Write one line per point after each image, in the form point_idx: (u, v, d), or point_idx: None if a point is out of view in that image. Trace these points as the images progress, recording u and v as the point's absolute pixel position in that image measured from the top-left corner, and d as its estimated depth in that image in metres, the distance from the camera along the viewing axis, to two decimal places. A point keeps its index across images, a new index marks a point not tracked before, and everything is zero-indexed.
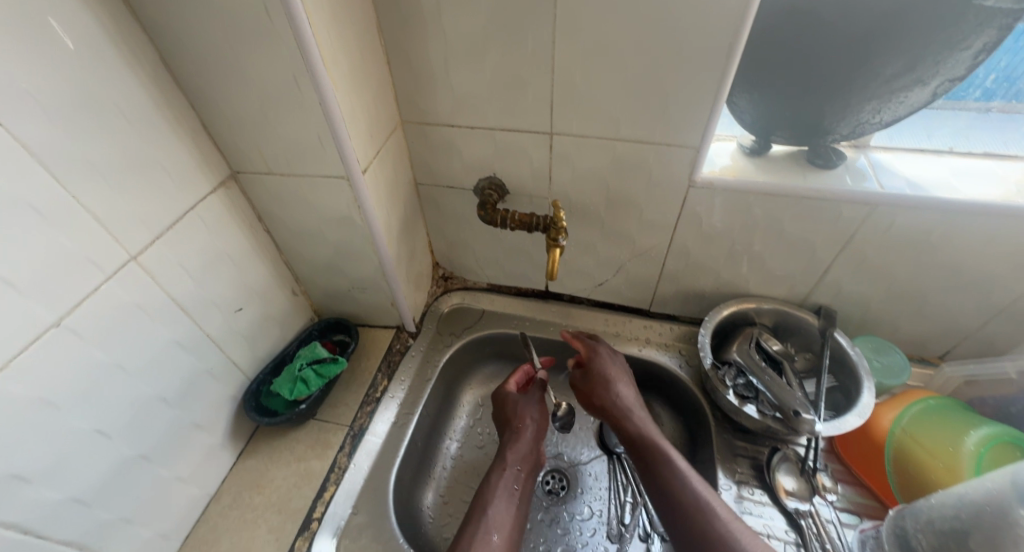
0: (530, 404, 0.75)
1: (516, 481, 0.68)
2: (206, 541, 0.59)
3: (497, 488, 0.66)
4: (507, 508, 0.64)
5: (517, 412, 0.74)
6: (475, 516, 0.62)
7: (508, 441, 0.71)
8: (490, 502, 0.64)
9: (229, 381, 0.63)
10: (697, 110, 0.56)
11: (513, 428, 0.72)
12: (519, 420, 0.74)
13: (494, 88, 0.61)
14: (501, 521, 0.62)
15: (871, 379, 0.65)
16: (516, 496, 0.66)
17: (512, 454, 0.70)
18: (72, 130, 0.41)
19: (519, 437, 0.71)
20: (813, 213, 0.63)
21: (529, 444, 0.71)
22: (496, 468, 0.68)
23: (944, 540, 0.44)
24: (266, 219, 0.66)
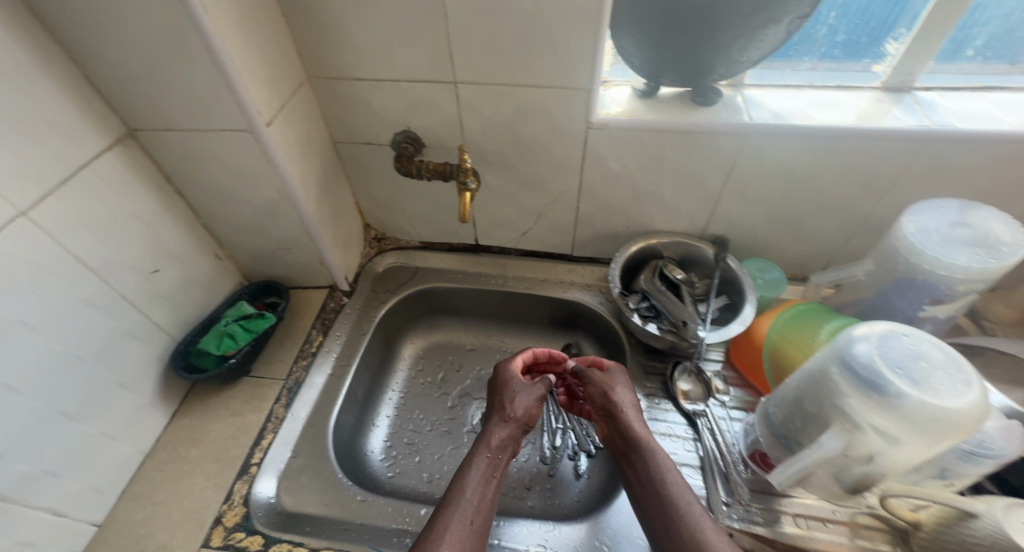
0: (526, 392, 0.67)
1: (496, 469, 0.59)
2: (143, 493, 0.61)
3: (476, 471, 0.58)
4: (485, 495, 0.56)
5: (511, 398, 0.66)
6: (450, 497, 0.55)
7: (496, 427, 0.63)
8: (466, 485, 0.56)
9: (152, 342, 0.64)
10: (582, 52, 0.60)
11: (504, 417, 0.64)
12: (512, 407, 0.65)
13: (393, 38, 0.63)
14: (477, 506, 0.54)
15: (753, 294, 0.74)
16: (494, 483, 0.58)
17: (496, 440, 0.61)
18: None
19: (508, 426, 0.63)
20: (697, 147, 0.69)
21: (516, 434, 0.63)
22: (477, 452, 0.60)
23: (790, 408, 0.54)
24: (173, 179, 0.65)
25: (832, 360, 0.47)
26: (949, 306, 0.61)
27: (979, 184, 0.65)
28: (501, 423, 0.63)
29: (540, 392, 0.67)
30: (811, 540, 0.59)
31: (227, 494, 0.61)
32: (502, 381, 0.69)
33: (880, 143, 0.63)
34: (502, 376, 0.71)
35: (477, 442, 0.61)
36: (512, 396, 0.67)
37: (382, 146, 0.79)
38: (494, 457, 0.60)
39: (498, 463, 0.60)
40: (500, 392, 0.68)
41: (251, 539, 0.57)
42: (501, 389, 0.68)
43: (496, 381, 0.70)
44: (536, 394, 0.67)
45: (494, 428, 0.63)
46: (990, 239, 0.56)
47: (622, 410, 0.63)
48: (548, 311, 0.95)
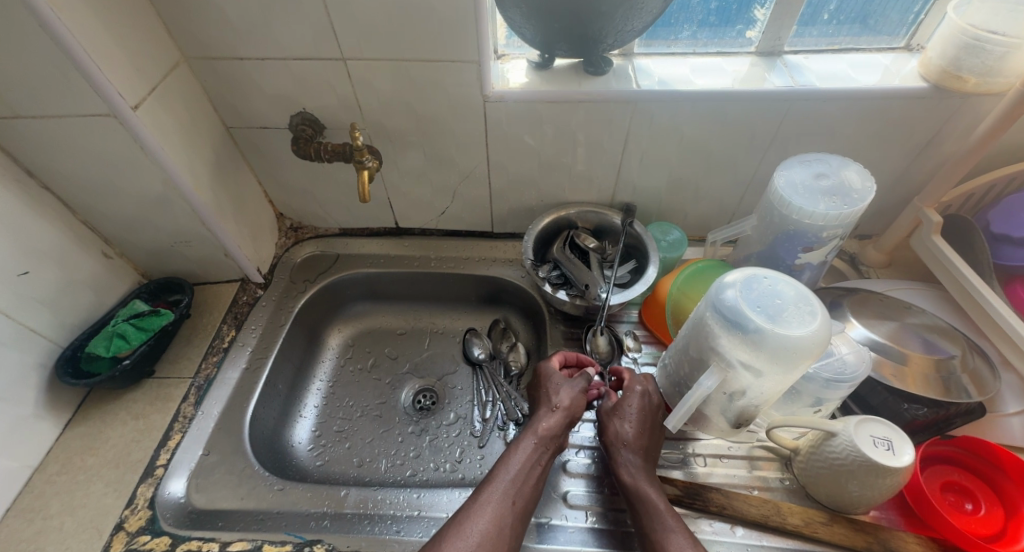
0: (569, 383, 0.64)
1: (544, 457, 0.57)
2: (33, 508, 0.57)
3: (523, 455, 0.56)
4: (529, 480, 0.55)
5: (556, 388, 0.63)
6: (492, 475, 0.54)
7: (544, 417, 0.60)
8: (511, 464, 0.55)
9: (29, 350, 0.60)
10: (464, 24, 0.61)
11: (551, 406, 0.61)
12: (558, 396, 0.62)
13: (268, 12, 0.60)
14: (519, 487, 0.53)
15: (656, 254, 0.77)
16: (539, 469, 0.56)
17: (545, 429, 0.59)
18: None
19: (557, 416, 0.60)
20: (592, 116, 0.72)
21: (565, 425, 0.60)
22: (526, 435, 0.59)
23: (681, 356, 0.57)
24: (37, 172, 0.60)
25: (707, 307, 0.50)
26: (819, 252, 0.67)
27: (844, 138, 0.71)
28: (547, 412, 0.61)
29: (584, 384, 0.64)
30: (712, 476, 0.63)
31: (129, 499, 0.58)
32: (541, 372, 0.66)
33: (755, 105, 0.68)
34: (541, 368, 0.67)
35: (527, 427, 0.60)
36: (556, 383, 0.64)
37: (279, 129, 0.76)
38: (541, 445, 0.58)
39: (545, 452, 0.58)
40: (540, 386, 0.65)
41: (157, 541, 0.55)
42: (543, 379, 0.65)
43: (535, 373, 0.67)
44: (581, 389, 0.63)
45: (541, 416, 0.61)
46: (845, 188, 0.61)
47: (619, 445, 0.58)
48: (474, 288, 0.96)
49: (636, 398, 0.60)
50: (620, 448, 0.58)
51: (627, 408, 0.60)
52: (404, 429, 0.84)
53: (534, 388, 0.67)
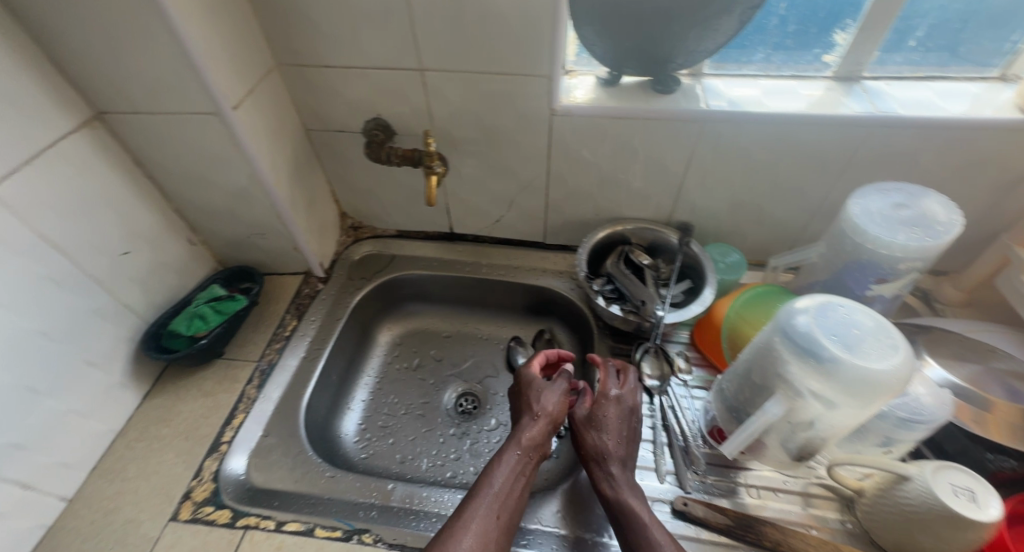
0: (552, 390, 0.67)
1: (525, 467, 0.58)
2: (113, 470, 0.62)
3: (506, 467, 0.57)
4: (512, 492, 0.55)
5: (539, 397, 0.66)
6: (477, 489, 0.54)
7: (527, 426, 0.62)
8: (495, 478, 0.56)
9: (122, 323, 0.65)
10: (541, 40, 0.63)
11: (533, 415, 0.64)
12: (540, 404, 0.65)
13: (359, 24, 0.64)
14: (503, 500, 0.54)
15: (713, 276, 0.76)
16: (523, 480, 0.57)
17: (528, 439, 0.60)
18: None
19: (539, 424, 0.62)
20: (658, 133, 0.72)
21: (546, 433, 0.62)
22: (509, 445, 0.60)
23: (740, 381, 0.55)
24: (144, 162, 0.66)
25: (775, 331, 0.49)
26: (893, 285, 0.64)
27: (925, 169, 0.68)
28: (530, 422, 0.62)
29: (563, 387, 0.67)
30: (765, 509, 0.61)
31: (197, 470, 0.62)
32: (526, 382, 0.69)
33: (830, 130, 0.66)
34: (523, 378, 0.70)
35: (510, 438, 0.61)
36: (539, 392, 0.67)
37: (353, 133, 0.80)
38: (525, 455, 0.59)
39: (528, 462, 0.59)
40: (523, 393, 0.68)
41: (219, 513, 0.59)
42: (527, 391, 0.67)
43: (519, 382, 0.70)
44: (559, 399, 0.66)
45: (525, 426, 0.62)
46: (927, 220, 0.59)
47: (604, 457, 0.59)
48: (521, 297, 0.97)
49: (609, 407, 0.64)
50: (605, 460, 0.59)
51: (603, 417, 0.63)
52: (446, 431, 0.85)
53: (517, 398, 0.69)
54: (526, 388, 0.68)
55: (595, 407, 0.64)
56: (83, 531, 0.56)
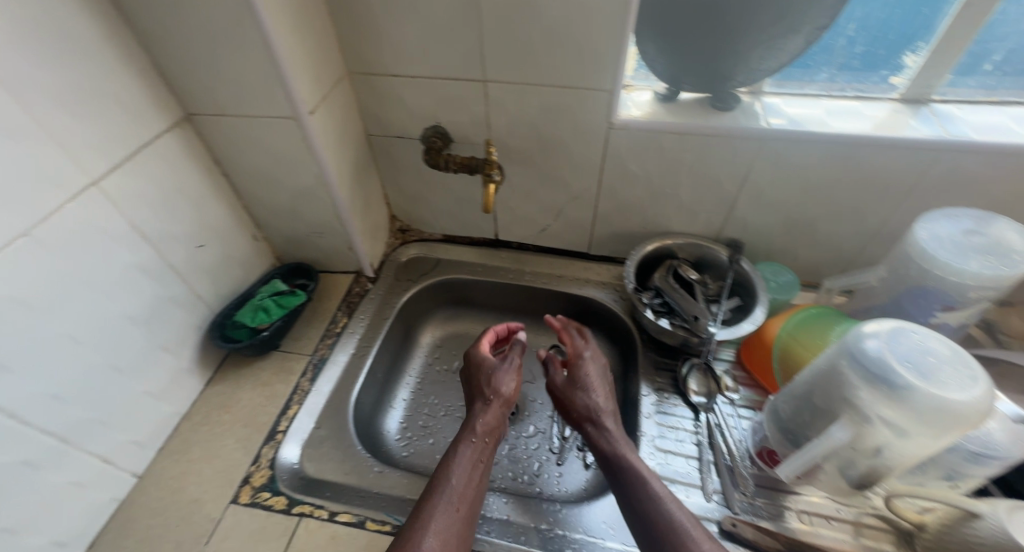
0: (504, 371, 0.72)
1: (481, 452, 0.62)
2: (179, 450, 0.65)
3: (463, 459, 0.61)
4: (472, 479, 0.59)
5: (491, 381, 0.71)
6: (439, 480, 0.58)
7: (480, 413, 0.67)
8: (454, 469, 0.59)
9: (194, 312, 0.69)
10: (607, 56, 0.64)
11: (486, 400, 0.68)
12: (492, 388, 0.70)
13: (430, 37, 0.67)
14: (462, 491, 0.57)
15: (765, 295, 0.75)
16: (481, 467, 0.61)
17: (481, 426, 0.65)
18: (43, 56, 0.45)
19: (492, 408, 0.68)
20: (715, 150, 0.72)
21: (499, 417, 0.67)
22: (464, 437, 0.63)
23: (799, 403, 0.54)
24: (222, 162, 0.70)
25: (841, 355, 0.48)
26: (960, 313, 0.62)
27: (997, 196, 0.66)
28: (482, 409, 0.67)
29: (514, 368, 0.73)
30: (816, 536, 0.59)
31: (255, 456, 0.65)
32: (477, 366, 0.75)
33: (896, 153, 0.65)
34: (475, 362, 0.75)
35: (463, 430, 0.65)
36: (490, 377, 0.72)
37: (412, 140, 0.83)
38: (481, 442, 0.63)
39: (484, 446, 0.63)
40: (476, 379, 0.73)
41: (276, 499, 0.61)
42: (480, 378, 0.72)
43: (472, 364, 0.75)
44: (512, 381, 0.71)
45: (480, 412, 0.67)
46: (1001, 248, 0.57)
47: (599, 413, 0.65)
48: (562, 307, 0.97)
49: (590, 369, 0.69)
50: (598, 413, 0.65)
51: (586, 379, 0.68)
52: None
53: (471, 384, 0.73)
54: (480, 372, 0.73)
55: (574, 371, 0.70)
56: (152, 507, 0.59)
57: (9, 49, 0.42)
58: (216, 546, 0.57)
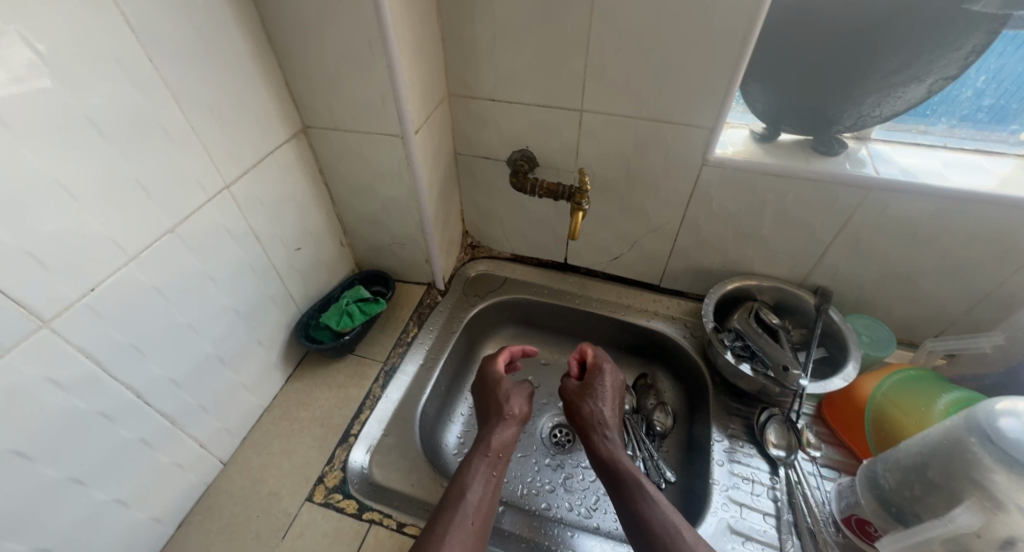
0: (519, 391, 0.72)
1: (494, 468, 0.62)
2: (261, 442, 0.68)
3: (477, 475, 0.60)
4: (485, 496, 0.58)
5: (507, 397, 0.71)
6: (452, 500, 0.57)
7: (496, 428, 0.67)
8: (466, 488, 0.58)
9: (285, 310, 0.72)
10: (713, 94, 0.64)
11: (503, 417, 0.69)
12: (509, 406, 0.70)
13: (534, 66, 0.69)
14: (478, 507, 0.57)
15: (858, 349, 0.70)
16: (494, 483, 0.60)
17: (496, 442, 0.65)
18: (206, 73, 0.50)
19: (506, 427, 0.67)
20: (815, 194, 0.69)
21: (515, 434, 0.67)
22: (478, 451, 0.64)
23: (907, 475, 0.52)
24: (326, 171, 0.74)
25: (972, 430, 0.47)
26: None
27: None
28: (500, 425, 0.67)
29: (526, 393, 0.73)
30: None
31: (329, 457, 0.67)
32: (491, 381, 0.75)
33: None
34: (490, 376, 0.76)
35: (478, 446, 0.65)
36: (504, 395, 0.72)
37: (498, 161, 0.85)
38: (493, 459, 0.63)
39: (497, 463, 0.63)
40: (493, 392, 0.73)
41: (347, 502, 0.62)
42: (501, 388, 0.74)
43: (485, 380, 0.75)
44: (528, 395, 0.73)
45: (495, 429, 0.67)
46: None
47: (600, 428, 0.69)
48: (626, 337, 0.94)
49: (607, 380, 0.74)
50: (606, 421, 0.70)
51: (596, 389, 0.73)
52: (541, 460, 0.84)
53: (487, 400, 0.73)
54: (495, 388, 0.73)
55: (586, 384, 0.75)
56: (234, 495, 0.62)
57: (182, 66, 0.47)
58: (291, 543, 0.58)
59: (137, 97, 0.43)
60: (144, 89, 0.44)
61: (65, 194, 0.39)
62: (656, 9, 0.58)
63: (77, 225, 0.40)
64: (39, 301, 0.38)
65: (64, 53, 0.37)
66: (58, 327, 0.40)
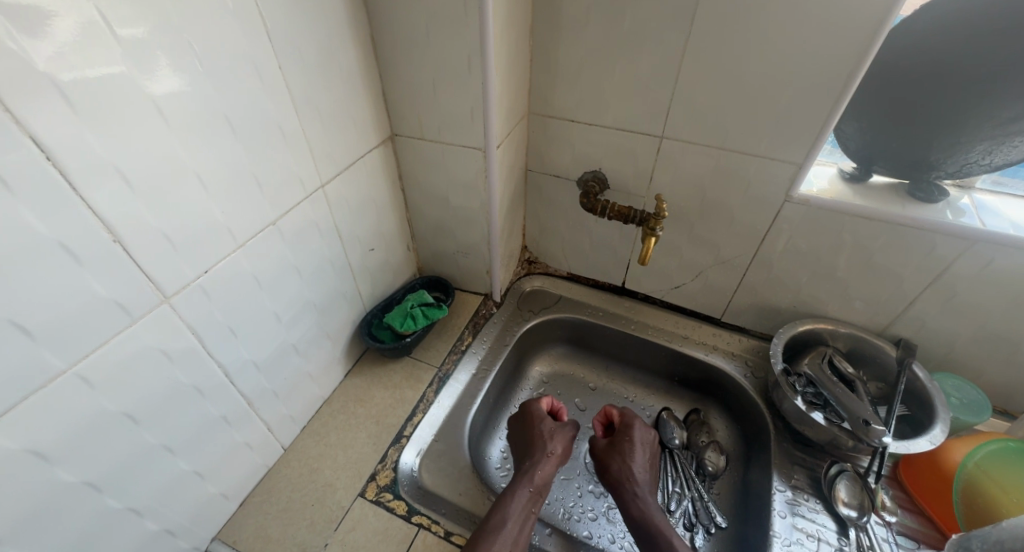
0: (567, 432, 0.71)
1: (532, 503, 0.61)
2: (319, 433, 0.70)
3: (517, 506, 0.59)
4: (523, 532, 0.57)
5: (554, 436, 0.69)
6: (492, 528, 0.56)
7: (538, 463, 0.65)
8: (506, 519, 0.57)
9: (353, 307, 0.75)
10: (806, 129, 0.62)
11: (546, 452, 0.67)
12: (553, 444, 0.68)
13: (620, 90, 0.70)
14: (516, 540, 0.56)
15: (946, 412, 0.66)
16: (532, 518, 0.59)
17: (538, 477, 0.64)
18: (321, 81, 0.53)
19: (550, 463, 0.66)
20: (908, 241, 0.65)
21: (554, 472, 0.66)
22: (520, 484, 0.62)
23: None
24: (404, 178, 0.77)
25: None
26: None
27: None
28: (542, 462, 0.66)
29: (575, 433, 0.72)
30: None
31: (382, 455, 0.68)
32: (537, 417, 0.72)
33: None
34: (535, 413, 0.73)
35: (520, 476, 0.64)
36: (552, 431, 0.70)
37: (569, 181, 0.85)
38: (534, 494, 0.62)
39: (536, 500, 0.62)
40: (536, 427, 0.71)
41: (397, 503, 0.63)
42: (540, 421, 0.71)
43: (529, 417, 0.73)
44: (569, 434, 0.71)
45: (537, 463, 0.66)
46: None
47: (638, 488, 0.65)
48: (681, 370, 0.91)
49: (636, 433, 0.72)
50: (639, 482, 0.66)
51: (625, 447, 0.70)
52: (584, 485, 0.81)
53: (526, 434, 0.71)
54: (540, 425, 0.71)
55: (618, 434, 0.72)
56: (292, 481, 0.64)
57: (302, 70, 0.50)
58: (342, 536, 0.59)
59: (265, 99, 0.47)
60: (270, 90, 0.47)
61: (199, 182, 0.42)
62: (755, 41, 0.58)
63: (203, 211, 0.43)
64: (164, 277, 0.41)
65: (220, 58, 0.41)
66: (175, 303, 0.43)
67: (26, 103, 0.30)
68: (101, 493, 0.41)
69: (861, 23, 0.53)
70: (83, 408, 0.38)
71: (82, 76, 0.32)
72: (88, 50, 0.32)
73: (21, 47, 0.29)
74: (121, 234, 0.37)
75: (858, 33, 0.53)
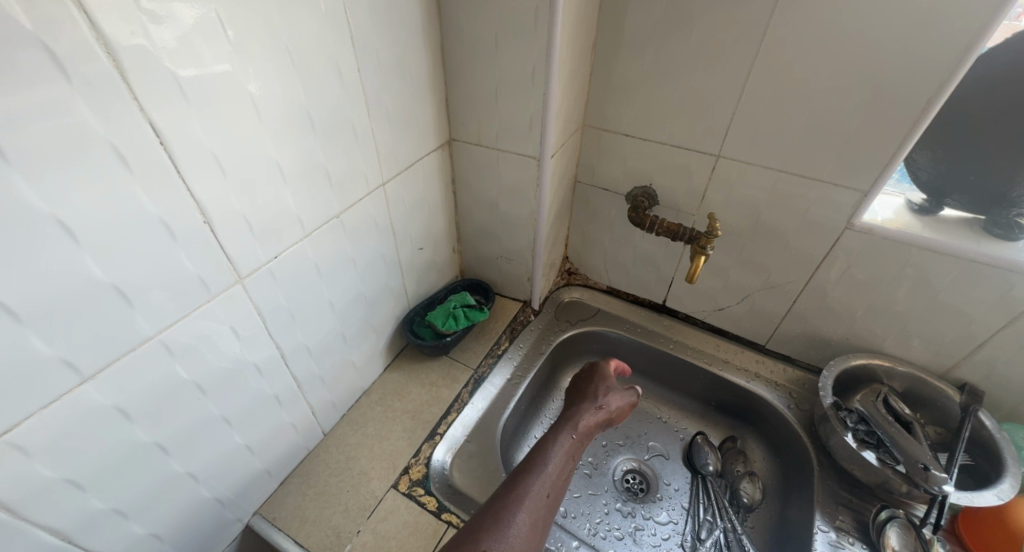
0: (620, 394, 0.64)
1: (573, 447, 0.55)
2: (357, 422, 0.72)
3: (559, 449, 0.53)
4: (563, 475, 0.52)
5: (606, 391, 0.64)
6: (528, 468, 0.50)
7: (586, 412, 0.59)
8: (547, 458, 0.52)
9: (398, 304, 0.77)
10: (874, 157, 0.60)
11: (596, 404, 0.61)
12: (604, 397, 0.63)
13: (679, 106, 0.69)
14: (553, 481, 0.50)
15: (1017, 467, 0.61)
16: (572, 461, 0.54)
17: (583, 425, 0.57)
18: (393, 85, 0.56)
19: (596, 415, 0.60)
20: (982, 280, 0.62)
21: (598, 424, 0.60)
22: (560, 429, 0.56)
23: None
24: (456, 180, 0.79)
25: None
26: None
27: None
28: (589, 409, 0.60)
29: (631, 398, 0.64)
30: None
31: (416, 450, 0.69)
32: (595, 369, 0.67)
33: None
34: (592, 369, 0.68)
35: (563, 422, 0.57)
36: (604, 386, 0.65)
37: (618, 195, 0.85)
38: (577, 441, 0.56)
39: (578, 447, 0.56)
40: (591, 381, 0.66)
41: (428, 499, 0.64)
42: (597, 378, 0.65)
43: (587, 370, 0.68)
44: (628, 398, 0.64)
45: (582, 412, 0.59)
46: None
47: None
48: (720, 394, 0.88)
49: None
50: None
51: None
52: (611, 503, 0.79)
53: (574, 386, 0.67)
54: (592, 378, 0.66)
55: None
56: (330, 467, 0.66)
57: (377, 72, 0.53)
58: (375, 525, 0.61)
59: (343, 99, 0.50)
60: (348, 90, 0.50)
61: (279, 172, 0.45)
62: (827, 64, 0.57)
63: (280, 199, 0.46)
64: (239, 257, 0.44)
65: (309, 57, 0.44)
66: (246, 283, 0.46)
67: (153, 96, 0.33)
68: (166, 455, 0.44)
69: (946, 49, 0.51)
70: (162, 372, 0.41)
71: (197, 74, 0.35)
72: (202, 49, 0.35)
73: (152, 43, 0.32)
74: (211, 217, 0.40)
75: (939, 63, 0.52)
